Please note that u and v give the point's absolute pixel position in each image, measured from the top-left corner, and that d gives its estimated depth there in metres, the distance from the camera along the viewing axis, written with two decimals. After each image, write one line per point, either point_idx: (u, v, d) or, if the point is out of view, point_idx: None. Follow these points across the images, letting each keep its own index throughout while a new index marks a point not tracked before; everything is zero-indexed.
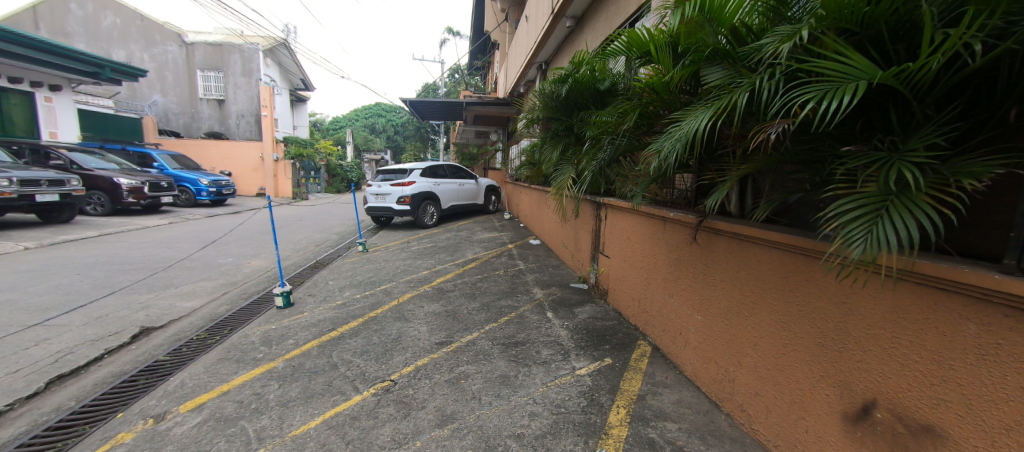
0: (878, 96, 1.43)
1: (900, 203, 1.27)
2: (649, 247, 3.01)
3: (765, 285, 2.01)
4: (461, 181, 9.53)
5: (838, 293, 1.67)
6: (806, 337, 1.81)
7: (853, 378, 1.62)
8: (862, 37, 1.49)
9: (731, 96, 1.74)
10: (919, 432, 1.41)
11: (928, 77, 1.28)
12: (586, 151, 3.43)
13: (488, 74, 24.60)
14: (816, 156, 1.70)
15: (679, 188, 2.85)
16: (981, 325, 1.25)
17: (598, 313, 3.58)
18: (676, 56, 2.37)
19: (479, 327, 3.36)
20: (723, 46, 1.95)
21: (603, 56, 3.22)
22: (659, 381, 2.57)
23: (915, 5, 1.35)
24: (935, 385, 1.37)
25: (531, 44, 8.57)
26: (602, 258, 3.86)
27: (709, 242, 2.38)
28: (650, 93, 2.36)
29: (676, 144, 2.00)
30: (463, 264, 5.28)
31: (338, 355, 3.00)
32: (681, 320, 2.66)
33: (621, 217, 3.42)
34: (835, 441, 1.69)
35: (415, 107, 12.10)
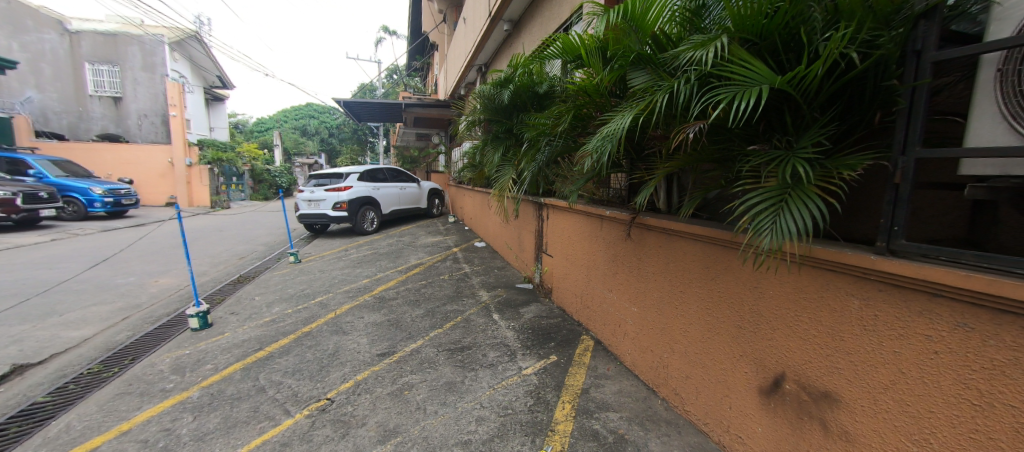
0: (776, 101, 1.61)
1: (796, 195, 1.43)
2: (588, 245, 3.12)
3: (690, 274, 2.17)
4: (402, 185, 9.23)
5: (751, 279, 1.84)
6: (727, 321, 1.97)
7: (767, 355, 1.79)
8: (762, 46, 1.66)
9: (652, 98, 1.86)
10: (819, 398, 1.59)
11: (814, 82, 1.46)
12: (525, 152, 3.48)
13: (428, 76, 24.16)
14: (727, 154, 1.86)
15: (613, 187, 2.98)
16: (861, 299, 1.44)
17: (543, 312, 3.64)
18: (605, 62, 2.48)
19: (423, 334, 3.25)
20: (645, 52, 2.06)
21: (539, 60, 3.29)
22: (601, 373, 2.66)
23: (801, 21, 1.53)
24: (829, 356, 1.55)
25: (469, 46, 8.53)
26: (546, 257, 3.93)
27: (641, 237, 2.51)
28: (582, 95, 2.46)
29: (607, 144, 2.08)
30: (405, 271, 5.10)
31: (265, 377, 2.73)
32: (620, 312, 2.78)
33: (562, 216, 3.51)
34: (753, 414, 1.86)
35: (351, 108, 11.52)
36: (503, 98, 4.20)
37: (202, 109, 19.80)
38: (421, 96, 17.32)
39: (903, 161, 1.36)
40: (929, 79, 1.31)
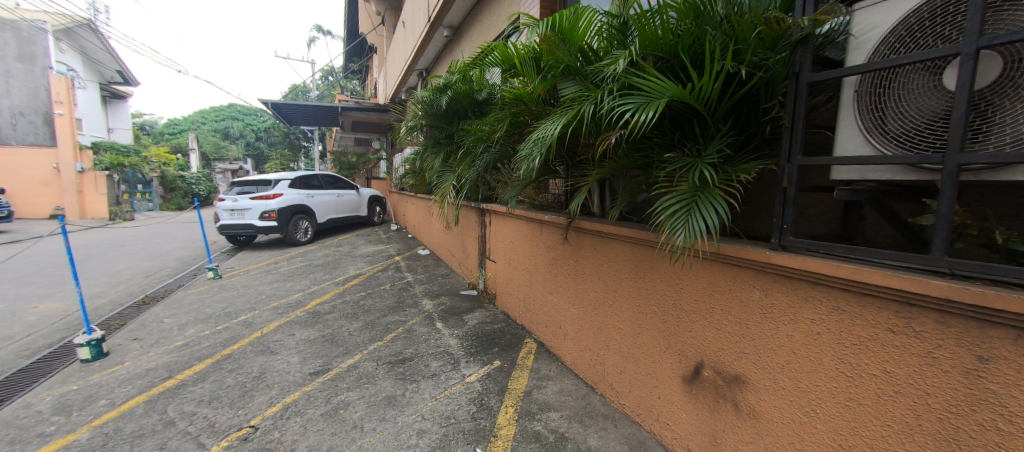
0: (686, 112, 1.79)
1: (703, 197, 1.60)
2: (530, 249, 3.17)
3: (621, 274, 2.30)
4: (339, 192, 8.78)
5: (674, 276, 2.00)
6: (654, 316, 2.12)
7: (688, 345, 1.95)
8: (674, 63, 1.84)
9: (579, 107, 1.97)
10: (732, 382, 1.77)
11: (715, 95, 1.64)
12: (463, 157, 3.49)
13: (367, 78, 23.30)
14: (647, 161, 2.02)
15: (552, 192, 3.07)
16: (762, 290, 1.63)
17: (487, 318, 3.64)
18: (538, 72, 2.57)
19: (361, 348, 3.10)
20: (573, 64, 2.17)
21: (477, 66, 3.33)
22: (543, 374, 2.72)
23: (703, 42, 1.75)
24: (738, 342, 1.73)
25: (409, 50, 8.38)
26: (489, 263, 3.94)
27: (578, 240, 2.62)
28: (518, 103, 2.54)
29: (539, 151, 2.16)
30: (342, 283, 4.83)
31: (174, 409, 2.43)
32: (560, 314, 2.86)
33: (503, 221, 3.55)
34: (678, 401, 2.01)
35: (279, 110, 10.72)
36: (442, 104, 4.17)
37: (98, 107, 17.31)
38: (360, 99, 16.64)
39: (789, 168, 1.56)
40: (804, 98, 1.52)
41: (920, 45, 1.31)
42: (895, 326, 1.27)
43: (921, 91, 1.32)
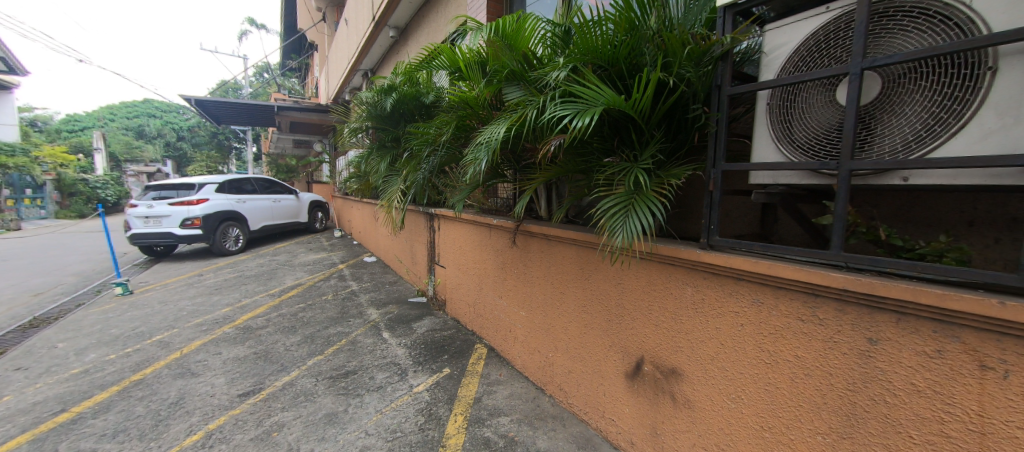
0: (623, 119, 1.88)
1: (639, 200, 1.69)
2: (479, 253, 3.15)
3: (567, 276, 2.35)
4: (276, 197, 8.18)
5: (616, 276, 2.08)
6: (599, 316, 2.19)
7: (630, 342, 2.04)
8: (612, 72, 1.94)
9: (522, 112, 2.00)
10: (669, 375, 1.87)
11: (648, 104, 1.74)
12: (409, 160, 3.40)
13: (308, 77, 22.04)
14: (589, 166, 2.10)
15: (500, 196, 3.08)
16: (693, 287, 1.74)
17: (436, 325, 3.55)
18: (484, 76, 2.59)
19: (299, 364, 2.89)
20: (517, 69, 2.20)
21: (424, 68, 3.28)
22: (493, 379, 2.70)
23: (638, 54, 1.86)
24: (674, 337, 1.84)
25: (353, 49, 8.06)
26: (438, 268, 3.86)
27: (525, 244, 2.64)
28: (465, 107, 2.52)
29: (484, 154, 2.16)
30: (279, 294, 4.49)
31: (67, 448, 2.09)
32: (509, 318, 2.87)
33: (452, 226, 3.50)
34: (622, 396, 2.09)
35: (205, 107, 9.79)
36: (387, 106, 4.05)
37: None
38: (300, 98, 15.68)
39: (714, 172, 1.68)
40: (725, 109, 1.65)
41: (818, 65, 1.48)
42: (804, 315, 1.42)
43: (820, 106, 1.49)
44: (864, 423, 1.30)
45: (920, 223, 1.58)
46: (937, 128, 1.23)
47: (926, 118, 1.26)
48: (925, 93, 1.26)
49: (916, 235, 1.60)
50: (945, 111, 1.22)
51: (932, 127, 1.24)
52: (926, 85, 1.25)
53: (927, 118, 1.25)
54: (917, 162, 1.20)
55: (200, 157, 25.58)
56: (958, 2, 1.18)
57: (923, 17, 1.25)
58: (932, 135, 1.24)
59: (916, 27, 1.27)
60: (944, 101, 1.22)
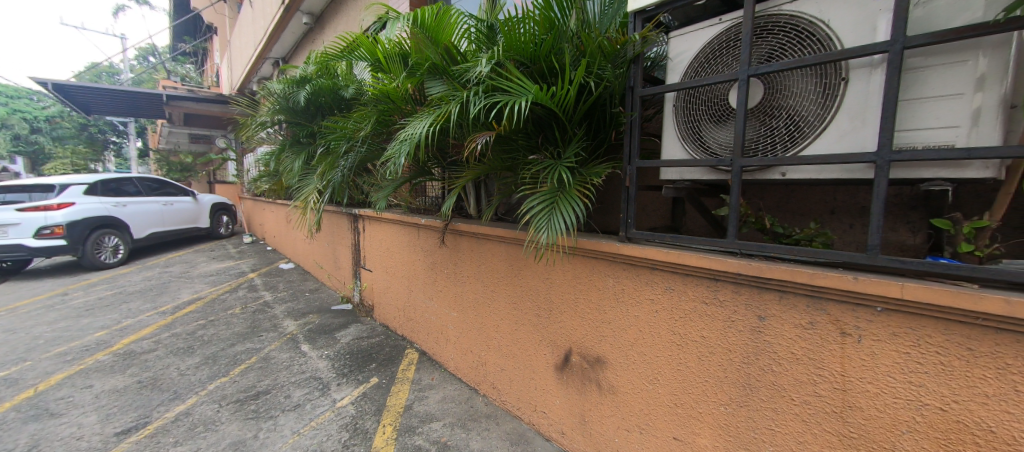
0: (546, 116, 1.91)
1: (563, 198, 1.73)
2: (407, 254, 3.02)
3: (497, 273, 2.34)
4: (168, 200, 7.13)
5: (544, 272, 2.12)
6: (529, 311, 2.21)
7: (559, 335, 2.09)
8: (534, 69, 1.94)
9: (446, 107, 1.93)
10: (594, 363, 1.95)
11: (568, 103, 1.78)
12: (325, 157, 3.14)
13: (208, 64, 19.50)
14: (514, 163, 2.10)
15: (428, 195, 2.99)
16: (614, 278, 1.83)
17: (362, 332, 3.34)
18: (405, 69, 2.47)
19: (198, 389, 2.52)
20: (439, 63, 2.13)
21: (341, 59, 3.06)
22: (425, 384, 2.60)
23: (558, 54, 1.90)
24: (599, 327, 1.92)
25: (260, 34, 7.32)
26: (364, 272, 3.64)
27: (455, 243, 2.58)
28: (386, 101, 2.40)
29: (406, 151, 2.05)
30: (172, 311, 3.89)
31: None
32: (441, 320, 2.78)
33: (378, 227, 3.31)
34: (552, 389, 2.14)
35: (69, 93, 8.17)
36: (301, 98, 3.71)
37: None
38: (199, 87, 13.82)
39: (630, 169, 1.77)
40: (639, 108, 1.74)
41: (714, 71, 1.62)
42: (707, 299, 1.55)
43: (716, 108, 1.63)
44: (757, 391, 1.46)
45: (796, 212, 1.81)
46: (804, 130, 1.41)
47: (797, 122, 1.43)
48: (796, 99, 1.44)
49: (793, 223, 1.83)
50: (810, 116, 1.40)
51: (800, 129, 1.42)
52: (797, 92, 1.44)
53: (796, 122, 1.43)
54: (791, 159, 1.36)
55: (66, 153, 21.37)
56: (820, 20, 1.36)
57: (793, 32, 1.43)
58: (802, 135, 1.41)
59: (787, 40, 1.44)
60: (810, 106, 1.40)
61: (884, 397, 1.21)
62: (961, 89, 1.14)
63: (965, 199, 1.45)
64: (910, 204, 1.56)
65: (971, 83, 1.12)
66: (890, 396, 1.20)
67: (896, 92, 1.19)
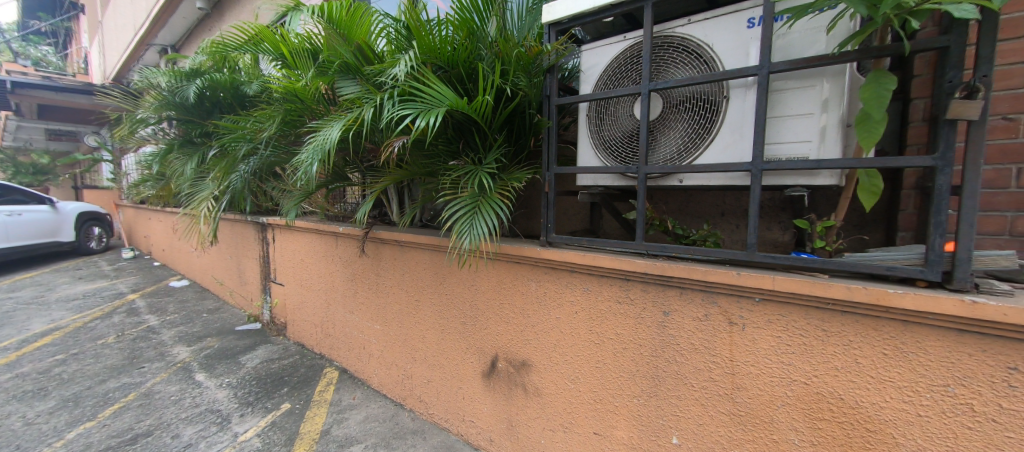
0: (465, 122, 1.88)
1: (483, 203, 1.72)
2: (323, 266, 2.80)
3: (421, 282, 2.26)
4: (17, 209, 5.86)
5: (469, 278, 2.09)
6: (455, 319, 2.17)
7: (485, 342, 2.07)
8: (452, 74, 1.91)
9: (358, 110, 1.82)
10: (520, 367, 1.97)
11: (487, 109, 1.77)
12: (222, 159, 2.81)
13: (74, 46, 16.42)
14: (434, 169, 2.05)
15: (346, 201, 2.82)
16: (537, 282, 1.86)
17: (273, 354, 3.03)
18: (314, 67, 2.31)
19: (51, 440, 2.08)
20: (352, 62, 2.02)
21: (240, 51, 2.77)
22: (345, 405, 2.42)
23: (477, 60, 1.89)
24: (523, 331, 1.94)
25: (144, 17, 6.39)
26: (274, 287, 3.31)
27: (376, 252, 2.44)
28: (292, 100, 2.22)
29: (314, 155, 1.89)
30: (19, 346, 3.18)
31: None
32: (363, 334, 2.62)
33: (289, 236, 3.04)
34: (480, 396, 2.12)
35: None
36: (192, 93, 3.29)
37: None
38: (61, 75, 11.58)
39: (549, 175, 1.82)
40: (555, 116, 1.80)
41: (620, 85, 1.73)
42: (620, 298, 1.64)
43: (624, 119, 1.74)
44: (663, 381, 1.58)
45: (693, 214, 2.00)
46: (694, 143, 1.57)
47: (688, 135, 1.59)
48: (689, 115, 1.59)
49: (692, 225, 2.01)
50: (699, 130, 1.56)
51: (690, 142, 1.58)
52: (689, 107, 1.59)
53: (688, 135, 1.59)
54: (686, 168, 1.50)
55: None
56: (705, 43, 1.52)
57: (685, 53, 1.57)
58: (695, 146, 1.56)
59: (679, 60, 1.59)
60: (699, 122, 1.56)
61: (763, 376, 1.37)
62: (812, 109, 1.34)
63: (819, 201, 1.71)
64: (780, 206, 1.80)
65: (819, 104, 1.33)
66: (768, 376, 1.36)
67: (765, 110, 1.36)
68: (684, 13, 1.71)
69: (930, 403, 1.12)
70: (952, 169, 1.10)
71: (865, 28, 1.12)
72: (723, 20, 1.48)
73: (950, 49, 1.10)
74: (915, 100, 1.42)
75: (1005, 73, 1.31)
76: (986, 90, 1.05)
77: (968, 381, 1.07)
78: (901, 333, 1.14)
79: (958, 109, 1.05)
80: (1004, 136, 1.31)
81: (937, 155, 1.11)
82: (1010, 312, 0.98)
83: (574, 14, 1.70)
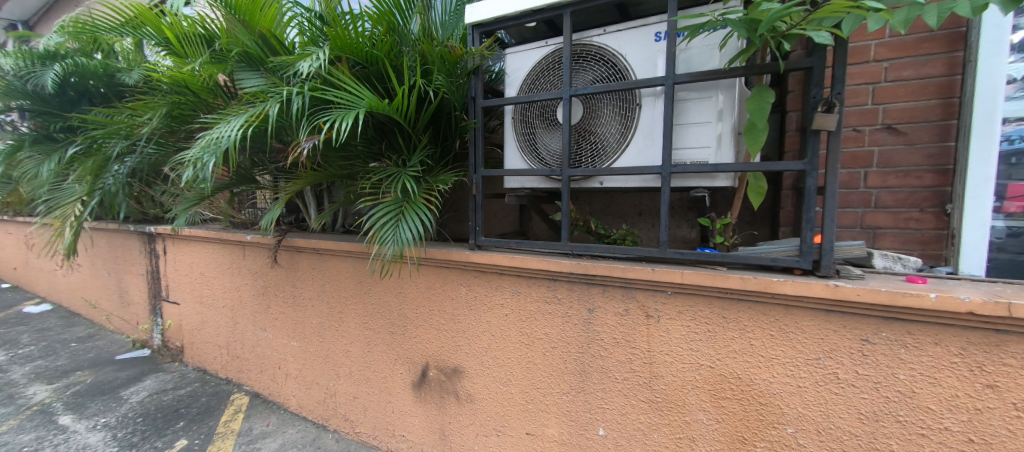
0: (387, 122, 1.79)
1: (409, 208, 1.65)
2: (228, 279, 2.50)
3: (344, 292, 2.11)
4: None
5: (396, 286, 1.99)
6: (382, 330, 2.05)
7: (415, 351, 1.99)
8: (371, 71, 1.80)
9: (262, 107, 1.64)
10: (452, 374, 1.92)
11: (411, 110, 1.70)
12: (90, 157, 2.39)
13: None
14: (353, 171, 1.92)
15: (253, 207, 2.57)
16: (467, 286, 1.83)
17: (166, 384, 2.63)
18: (207, 54, 2.05)
19: None
20: (254, 52, 1.85)
21: (112, 32, 2.39)
22: (257, 433, 2.18)
23: (397, 58, 1.81)
24: (454, 337, 1.89)
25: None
26: (166, 306, 2.88)
27: (291, 262, 2.23)
28: (181, 92, 1.97)
29: (205, 156, 1.66)
30: None
31: None
32: (277, 352, 2.38)
33: (185, 247, 2.67)
34: (411, 408, 2.03)
35: None
36: (51, 79, 2.78)
37: None
38: None
39: (475, 178, 1.80)
40: (481, 119, 1.78)
41: (543, 89, 1.76)
42: (547, 298, 1.67)
43: (548, 123, 1.78)
44: (590, 376, 1.63)
45: (615, 215, 2.12)
46: (607, 151, 1.66)
47: (603, 144, 1.68)
48: (603, 126, 1.67)
49: (614, 224, 2.13)
50: (612, 140, 1.65)
51: (603, 151, 1.67)
52: (607, 113, 1.67)
53: (601, 144, 1.67)
54: (605, 171, 1.57)
55: None
56: (619, 53, 1.61)
57: (602, 61, 1.65)
58: (612, 151, 1.65)
59: (597, 68, 1.66)
60: (612, 133, 1.65)
61: (676, 363, 1.48)
62: (709, 118, 1.48)
63: (719, 201, 1.90)
64: (688, 206, 1.97)
65: (714, 114, 1.47)
66: (680, 362, 1.47)
67: (671, 118, 1.47)
68: (600, 23, 1.80)
69: (807, 375, 1.28)
70: (817, 172, 1.27)
71: (749, 47, 1.26)
72: (634, 33, 1.58)
73: (813, 70, 1.27)
74: (790, 113, 1.64)
75: (854, 92, 1.56)
76: (841, 105, 1.21)
77: (834, 353, 1.23)
78: (784, 315, 1.30)
79: (820, 121, 1.21)
80: (855, 145, 1.56)
81: (807, 161, 1.29)
82: (861, 292, 1.16)
83: (496, 16, 1.70)
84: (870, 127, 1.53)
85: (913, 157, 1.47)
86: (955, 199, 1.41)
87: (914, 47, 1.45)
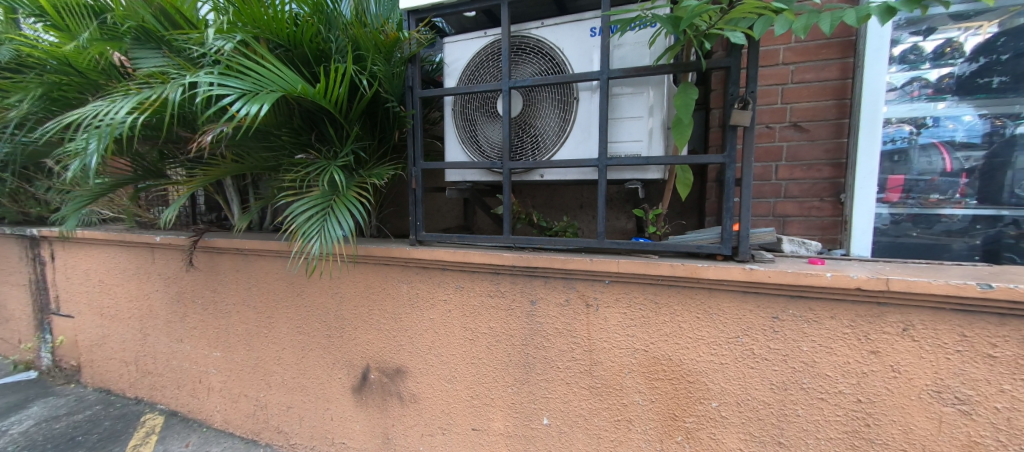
0: (315, 110, 1.67)
1: (336, 203, 1.56)
2: (134, 287, 2.23)
3: (273, 296, 1.95)
4: None
5: (331, 286, 1.88)
6: (317, 335, 1.93)
7: (354, 354, 1.89)
8: (295, 54, 1.67)
9: (160, 89, 1.46)
10: (394, 375, 1.85)
11: (339, 98, 1.59)
12: None
13: None
14: (278, 163, 1.78)
15: (162, 205, 2.32)
16: (409, 283, 1.77)
17: (60, 410, 2.29)
18: (90, 27, 1.80)
19: None
20: (152, 26, 1.65)
21: None
22: None
23: (323, 42, 1.70)
24: (395, 336, 1.83)
25: None
26: (57, 321, 2.51)
27: (211, 264, 2.03)
28: (60, 71, 1.74)
29: (92, 143, 1.45)
30: None
31: None
32: (197, 365, 2.16)
33: (79, 251, 2.34)
34: (351, 414, 1.94)
35: None
36: None
37: None
38: None
39: (415, 170, 1.74)
40: (419, 109, 1.73)
41: (483, 80, 1.74)
42: (490, 291, 1.67)
43: (489, 115, 1.75)
44: (533, 367, 1.65)
45: (557, 208, 2.15)
46: (546, 144, 1.68)
47: (542, 137, 1.69)
48: (543, 120, 1.68)
49: (556, 217, 2.16)
50: (551, 133, 1.67)
51: (543, 144, 1.69)
52: (546, 107, 1.68)
53: (541, 137, 1.69)
54: (545, 164, 1.58)
55: None
56: (557, 47, 1.62)
57: (541, 54, 1.66)
58: (551, 144, 1.67)
59: (536, 60, 1.67)
60: (551, 126, 1.67)
61: (614, 349, 1.53)
62: (641, 113, 1.54)
63: (652, 193, 2.00)
64: (625, 198, 2.05)
65: (646, 109, 1.53)
66: (618, 348, 1.53)
67: (606, 112, 1.52)
68: (537, 17, 1.81)
69: (728, 352, 1.38)
70: (735, 165, 1.37)
71: (675, 44, 1.32)
72: (570, 27, 1.60)
73: (731, 69, 1.37)
74: (713, 110, 1.76)
75: (766, 92, 1.70)
76: (754, 103, 1.32)
77: (750, 331, 1.34)
78: (708, 298, 1.39)
79: (737, 117, 1.31)
80: (767, 140, 1.70)
81: (726, 154, 1.38)
82: (772, 273, 1.27)
83: (432, 4, 1.65)
84: (780, 124, 1.68)
85: (815, 152, 1.64)
86: (847, 189, 1.60)
87: (814, 53, 1.61)
